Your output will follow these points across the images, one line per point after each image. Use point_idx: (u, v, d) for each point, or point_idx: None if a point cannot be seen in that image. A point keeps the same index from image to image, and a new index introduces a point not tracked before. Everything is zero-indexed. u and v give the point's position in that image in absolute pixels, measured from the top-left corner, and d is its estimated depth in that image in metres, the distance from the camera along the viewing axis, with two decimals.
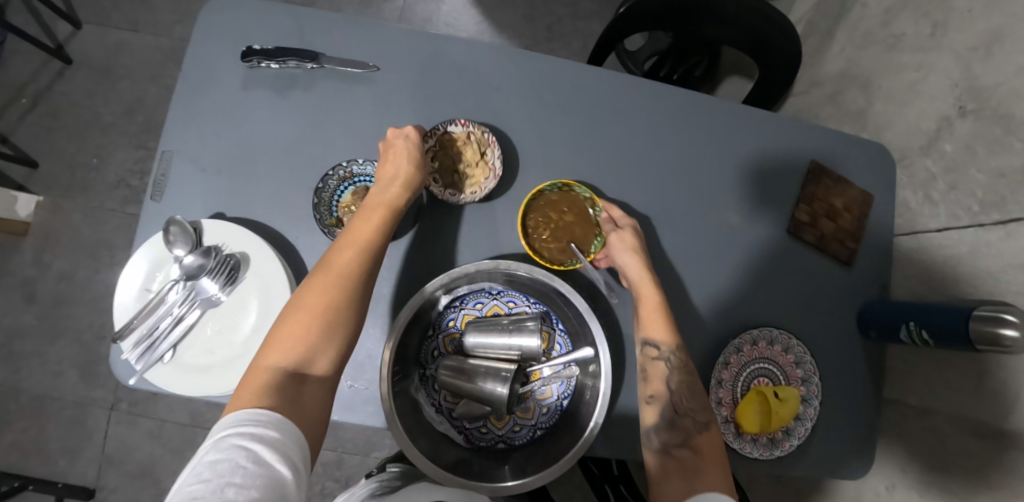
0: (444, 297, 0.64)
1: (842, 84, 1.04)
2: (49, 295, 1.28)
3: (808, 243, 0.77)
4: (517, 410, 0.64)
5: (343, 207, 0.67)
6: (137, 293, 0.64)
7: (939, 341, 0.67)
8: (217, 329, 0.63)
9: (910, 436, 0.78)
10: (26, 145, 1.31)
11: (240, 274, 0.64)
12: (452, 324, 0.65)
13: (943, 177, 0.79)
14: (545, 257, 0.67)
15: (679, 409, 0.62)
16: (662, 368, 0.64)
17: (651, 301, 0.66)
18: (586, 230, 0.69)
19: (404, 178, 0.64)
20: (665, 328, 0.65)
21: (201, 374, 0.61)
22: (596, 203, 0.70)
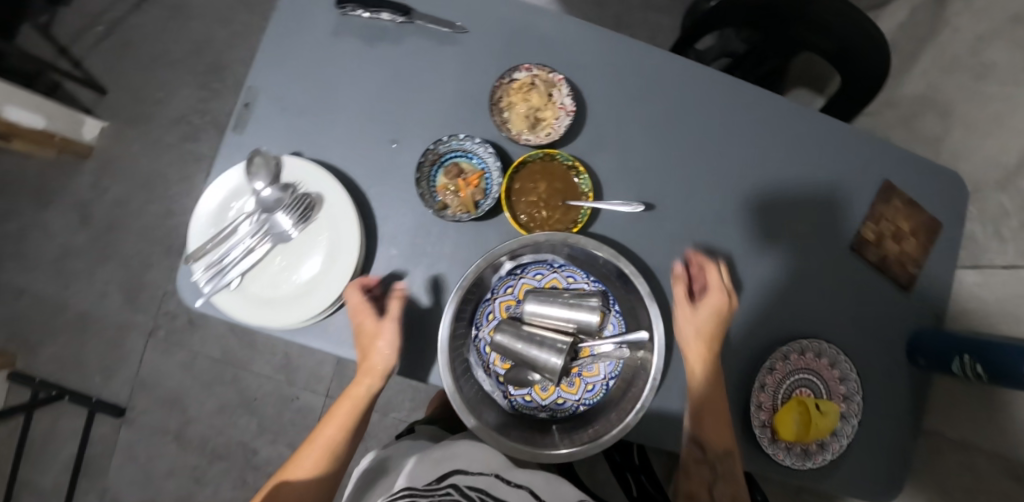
0: (507, 263, 0.65)
1: (921, 108, 1.01)
2: (103, 219, 1.32)
3: (870, 263, 0.76)
4: (563, 384, 0.65)
5: (441, 190, 0.66)
6: (211, 219, 0.66)
7: (994, 377, 0.67)
8: (285, 263, 0.65)
9: (944, 471, 0.77)
10: (97, 71, 1.34)
11: (313, 214, 0.65)
12: (510, 291, 0.66)
13: (1017, 215, 0.78)
14: (559, 224, 0.65)
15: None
16: (707, 469, 0.66)
17: (710, 409, 0.64)
18: (564, 180, 0.66)
19: (379, 368, 0.63)
20: (723, 437, 0.64)
21: (263, 306, 0.63)
22: (552, 153, 0.66)
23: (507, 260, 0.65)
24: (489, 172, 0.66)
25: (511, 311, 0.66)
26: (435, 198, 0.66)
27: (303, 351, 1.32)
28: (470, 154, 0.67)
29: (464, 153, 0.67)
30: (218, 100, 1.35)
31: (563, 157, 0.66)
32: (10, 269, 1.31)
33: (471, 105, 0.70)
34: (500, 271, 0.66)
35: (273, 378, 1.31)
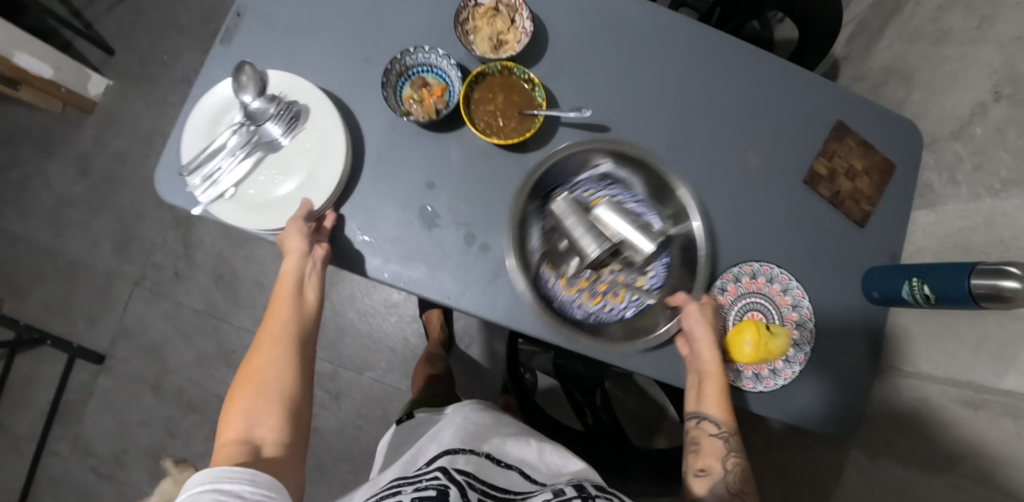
0: (604, 167, 0.75)
1: (886, 77, 1.05)
2: (102, 171, 1.37)
3: (824, 197, 0.79)
4: (586, 290, 0.73)
5: (406, 99, 0.70)
6: (199, 132, 0.68)
7: (941, 298, 0.68)
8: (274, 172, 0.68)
9: (901, 410, 0.77)
10: (108, 33, 1.42)
11: (298, 124, 0.69)
12: (590, 195, 0.74)
13: (969, 159, 0.79)
14: (513, 133, 0.69)
15: (730, 487, 0.63)
16: (718, 446, 0.65)
17: (712, 379, 0.66)
18: (522, 94, 0.70)
19: (295, 252, 0.63)
20: (724, 409, 0.65)
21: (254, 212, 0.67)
22: (509, 66, 0.69)
23: (608, 166, 0.75)
24: (451, 85, 0.70)
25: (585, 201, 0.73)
26: (399, 107, 0.70)
27: None
28: (436, 69, 0.72)
29: (430, 68, 0.72)
30: None
31: (520, 71, 0.69)
32: (7, 215, 1.35)
33: (442, 29, 0.74)
34: (596, 172, 0.75)
35: (252, 333, 1.33)
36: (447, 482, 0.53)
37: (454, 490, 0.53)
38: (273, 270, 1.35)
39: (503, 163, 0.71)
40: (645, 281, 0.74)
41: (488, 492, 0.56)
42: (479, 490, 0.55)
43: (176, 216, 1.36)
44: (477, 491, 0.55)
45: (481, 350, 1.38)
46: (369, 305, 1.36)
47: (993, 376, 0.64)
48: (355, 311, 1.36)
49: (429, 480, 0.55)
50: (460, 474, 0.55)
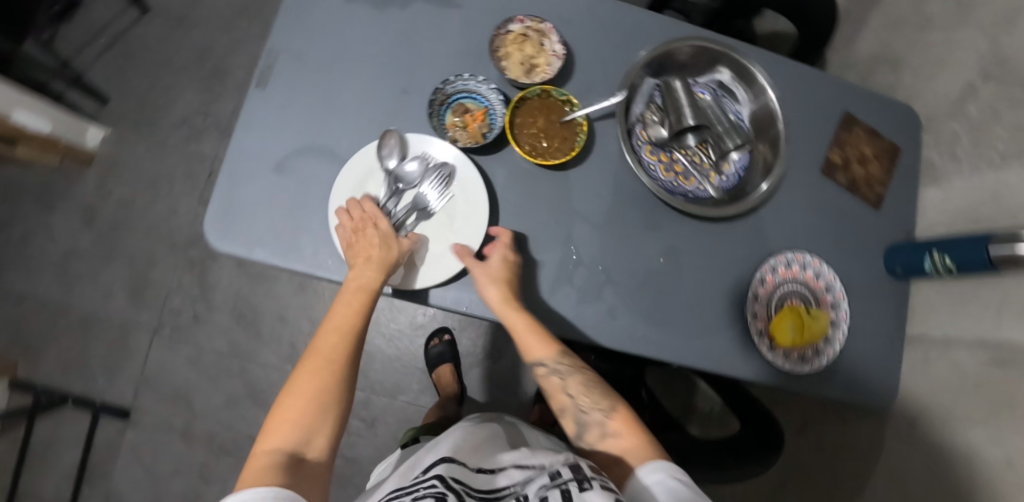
0: (725, 75, 0.78)
1: (874, 64, 1.11)
2: (107, 221, 1.35)
3: (842, 184, 0.84)
4: (664, 164, 0.76)
5: (450, 126, 0.73)
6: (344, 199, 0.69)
7: (962, 267, 0.74)
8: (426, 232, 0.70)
9: (931, 373, 0.82)
10: (100, 81, 1.40)
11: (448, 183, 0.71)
12: (700, 89, 0.77)
13: (967, 136, 0.85)
14: (557, 152, 0.72)
15: (585, 406, 0.64)
16: (557, 381, 0.67)
17: (520, 325, 0.66)
18: (562, 114, 0.72)
19: (378, 263, 0.64)
20: (547, 343, 0.66)
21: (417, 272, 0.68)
22: (547, 88, 0.72)
23: (727, 78, 0.78)
24: (492, 107, 0.73)
25: (694, 90, 0.76)
26: (446, 133, 0.72)
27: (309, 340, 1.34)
28: (475, 94, 0.74)
29: (469, 93, 0.74)
30: (219, 103, 1.41)
31: (558, 92, 0.72)
32: (13, 274, 1.31)
33: (472, 56, 0.77)
34: (713, 78, 0.79)
35: (279, 369, 1.32)
36: (444, 490, 0.49)
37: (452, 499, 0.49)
38: (294, 303, 1.35)
39: (547, 180, 0.74)
40: (717, 178, 0.77)
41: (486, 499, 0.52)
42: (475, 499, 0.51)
43: (190, 259, 1.35)
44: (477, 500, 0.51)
45: (510, 362, 1.39)
46: (394, 328, 1.37)
47: (1020, 335, 0.70)
48: (381, 336, 1.36)
49: (427, 488, 0.51)
50: (457, 483, 0.51)
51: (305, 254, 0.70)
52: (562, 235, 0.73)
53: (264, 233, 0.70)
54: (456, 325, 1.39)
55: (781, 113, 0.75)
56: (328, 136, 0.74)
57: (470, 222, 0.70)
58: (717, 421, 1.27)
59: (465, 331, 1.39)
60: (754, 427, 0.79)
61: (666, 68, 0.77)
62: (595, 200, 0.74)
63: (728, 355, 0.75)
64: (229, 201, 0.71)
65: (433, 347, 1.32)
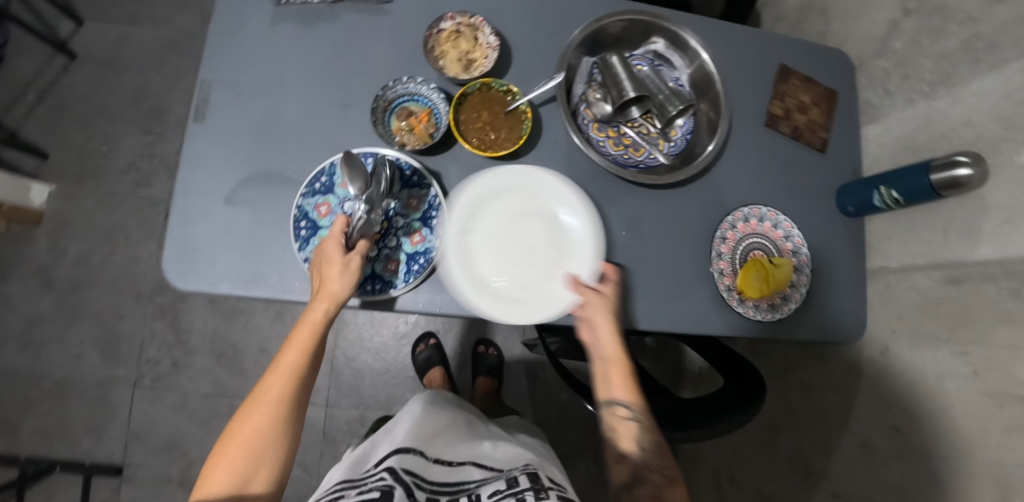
0: (659, 45, 0.79)
1: (803, 14, 1.13)
2: (66, 280, 1.30)
3: (786, 134, 0.86)
4: (612, 139, 0.77)
5: (397, 131, 0.72)
6: (306, 219, 0.70)
7: (907, 198, 0.77)
8: (398, 243, 0.69)
9: (895, 299, 0.85)
10: (34, 138, 1.34)
11: (419, 195, 0.71)
12: (637, 62, 0.79)
13: (897, 71, 0.89)
14: (506, 144, 0.71)
15: (649, 466, 0.69)
16: (630, 427, 0.71)
17: (617, 368, 0.73)
18: (505, 105, 0.72)
19: (329, 299, 0.63)
20: (631, 391, 0.73)
21: (390, 284, 0.68)
22: (487, 81, 0.72)
23: (662, 46, 0.79)
24: (435, 107, 0.72)
25: (631, 62, 0.77)
26: (393, 139, 0.72)
27: None
28: (416, 96, 0.73)
29: (411, 96, 0.73)
30: (164, 142, 1.38)
31: (497, 84, 0.72)
32: None
33: (409, 60, 0.76)
34: (647, 49, 0.80)
35: None
36: (393, 483, 0.60)
37: (400, 491, 0.59)
38: (274, 334, 1.33)
39: (501, 172, 0.74)
40: (666, 145, 0.78)
41: (435, 490, 0.63)
42: (424, 490, 0.62)
43: (159, 305, 1.32)
44: (425, 490, 0.62)
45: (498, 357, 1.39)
46: (379, 343, 1.37)
47: (968, 251, 0.74)
48: (367, 352, 1.35)
49: (377, 481, 0.61)
50: (407, 475, 0.61)
51: (269, 281, 0.69)
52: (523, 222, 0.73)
53: (225, 267, 0.69)
54: (440, 328, 1.39)
55: (716, 73, 0.76)
56: (275, 159, 0.73)
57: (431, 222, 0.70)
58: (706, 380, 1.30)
59: (449, 333, 1.39)
60: (738, 378, 0.81)
61: (601, 46, 0.78)
62: (550, 184, 0.75)
63: (700, 315, 0.77)
64: (184, 242, 0.70)
65: (421, 353, 1.32)
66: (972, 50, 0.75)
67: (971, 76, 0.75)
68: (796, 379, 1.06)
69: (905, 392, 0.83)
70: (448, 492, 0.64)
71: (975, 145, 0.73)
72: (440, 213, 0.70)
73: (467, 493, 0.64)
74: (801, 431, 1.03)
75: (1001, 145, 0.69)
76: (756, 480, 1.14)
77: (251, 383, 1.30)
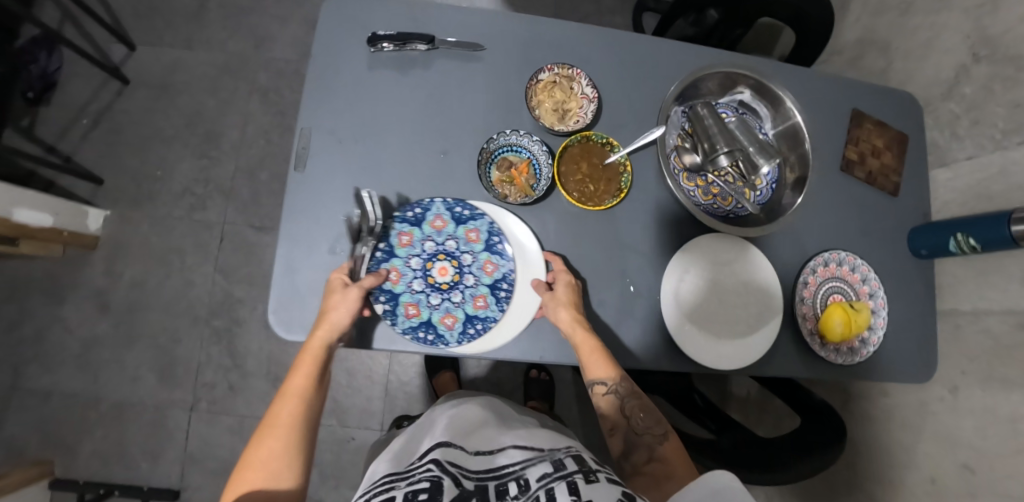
0: (745, 95, 0.82)
1: (861, 49, 1.15)
2: (123, 303, 1.31)
3: (860, 179, 0.88)
4: (701, 188, 0.80)
5: (498, 182, 0.75)
6: (385, 243, 0.71)
7: (986, 245, 0.79)
8: (462, 300, 0.71)
9: (967, 340, 0.88)
10: (91, 161, 1.36)
11: (497, 263, 0.72)
12: (725, 112, 0.81)
13: (966, 115, 0.91)
14: (606, 196, 0.75)
15: (637, 429, 0.66)
16: (613, 400, 0.67)
17: (587, 347, 0.68)
18: (603, 157, 0.76)
19: (331, 328, 0.64)
20: (606, 365, 0.67)
21: (440, 337, 0.69)
22: (586, 134, 0.75)
23: (748, 96, 0.82)
24: (535, 158, 0.75)
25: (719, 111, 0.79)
26: (494, 190, 0.74)
27: (349, 391, 1.34)
28: (515, 146, 0.76)
29: (510, 147, 0.76)
30: (218, 167, 1.39)
31: (598, 136, 0.75)
32: (33, 373, 1.27)
33: (504, 108, 0.77)
34: (733, 98, 0.82)
35: (324, 425, 1.32)
36: (440, 473, 0.58)
37: (447, 479, 0.57)
38: None
39: (595, 221, 0.76)
40: (752, 194, 0.81)
41: (481, 478, 0.60)
42: (471, 478, 0.59)
43: (214, 329, 1.32)
44: (472, 479, 0.59)
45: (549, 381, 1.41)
46: None
47: None
48: (421, 376, 1.37)
49: (423, 473, 0.59)
50: (452, 466, 0.60)
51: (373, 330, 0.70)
52: (616, 268, 0.75)
53: None
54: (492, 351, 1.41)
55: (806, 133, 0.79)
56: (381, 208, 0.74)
57: (499, 291, 0.72)
58: (755, 405, 1.32)
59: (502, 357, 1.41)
60: (820, 420, 0.85)
61: (692, 96, 0.80)
62: (643, 233, 0.77)
63: (784, 358, 0.80)
64: (292, 292, 0.71)
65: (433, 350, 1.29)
66: None
67: None
68: (857, 410, 1.08)
69: (975, 432, 0.85)
70: (494, 478, 0.60)
71: None
72: (511, 286, 0.72)
73: (514, 478, 0.59)
74: (862, 463, 1.05)
75: None
76: None
77: None
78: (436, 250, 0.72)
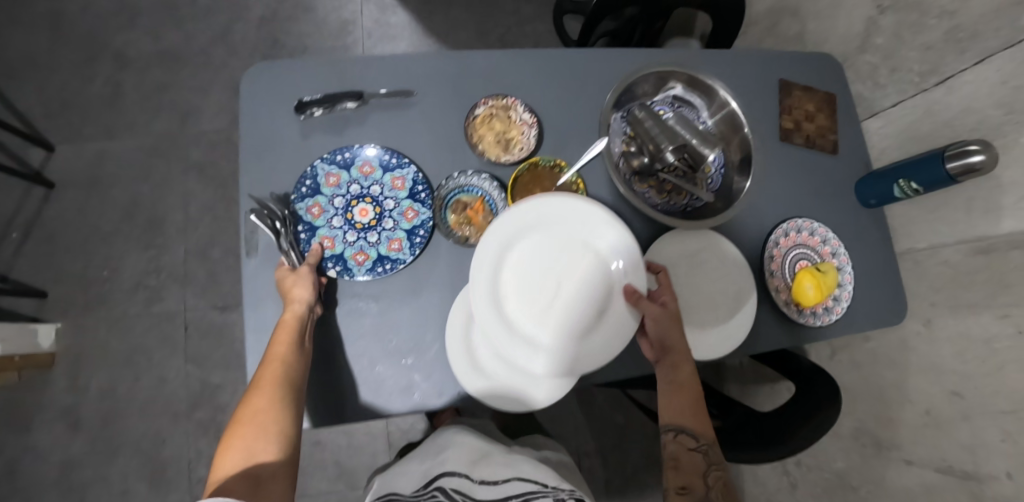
0: (678, 88, 0.84)
1: (774, 17, 1.20)
2: (96, 416, 1.24)
3: (801, 145, 0.92)
4: (655, 187, 0.81)
5: (456, 226, 0.73)
6: (302, 223, 0.72)
7: (927, 187, 0.82)
8: (395, 222, 0.73)
9: (931, 274, 0.92)
10: (30, 275, 1.28)
11: (402, 175, 0.74)
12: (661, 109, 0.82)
13: (884, 65, 0.96)
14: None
15: (712, 498, 0.67)
16: (697, 460, 0.69)
17: (688, 390, 0.71)
18: (554, 179, 0.76)
19: (300, 302, 0.66)
20: (699, 421, 0.71)
21: (398, 260, 0.72)
22: (533, 161, 0.75)
23: (680, 90, 0.84)
24: (489, 194, 0.74)
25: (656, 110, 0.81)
26: (454, 234, 0.73)
27: (352, 451, 1.30)
28: (466, 186, 0.74)
29: (461, 188, 0.74)
30: (168, 253, 1.33)
31: (544, 161, 0.75)
32: None
33: (449, 149, 0.76)
34: (668, 94, 0.84)
35: (334, 491, 1.28)
36: None
37: None
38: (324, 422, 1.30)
39: None
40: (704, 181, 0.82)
41: None
42: None
43: (198, 421, 1.27)
44: None
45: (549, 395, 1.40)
46: None
47: (993, 227, 0.81)
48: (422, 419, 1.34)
49: None
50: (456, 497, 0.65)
51: (364, 402, 0.69)
52: None
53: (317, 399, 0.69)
54: None
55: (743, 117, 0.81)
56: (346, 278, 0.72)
57: (419, 196, 0.74)
58: (750, 373, 1.34)
59: None
60: (812, 387, 0.86)
61: (627, 101, 0.81)
62: None
63: (769, 333, 0.82)
64: None
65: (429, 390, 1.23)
66: (954, 42, 0.84)
67: (959, 67, 0.83)
68: (846, 358, 1.12)
69: (955, 360, 0.89)
70: None
71: (978, 129, 0.81)
72: (425, 185, 0.74)
73: None
74: (863, 408, 1.08)
75: (1005, 128, 0.77)
76: (825, 460, 1.19)
77: (313, 477, 1.28)
78: (347, 200, 0.73)
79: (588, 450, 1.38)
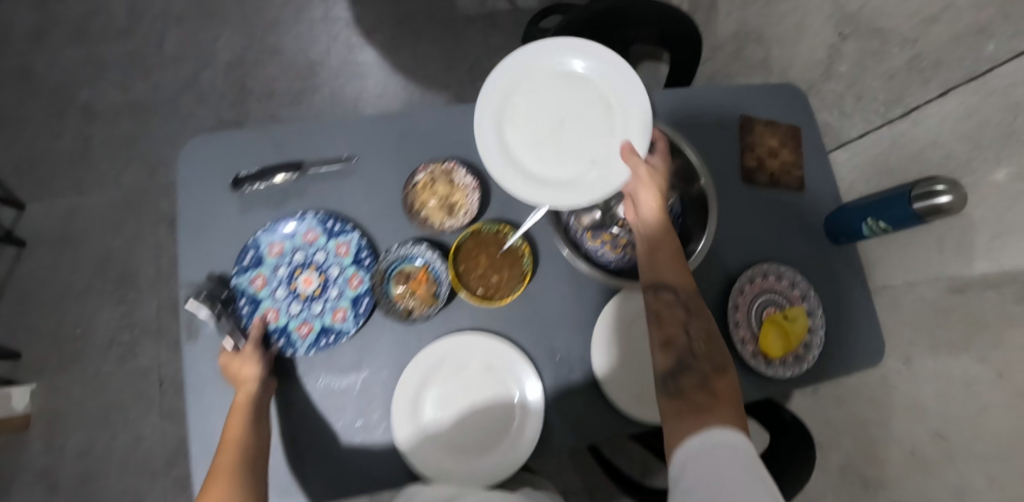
0: None
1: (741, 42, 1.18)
2: (71, 478, 1.23)
3: (765, 184, 0.89)
4: (610, 242, 0.77)
5: (399, 299, 0.71)
6: (244, 296, 0.70)
7: (895, 226, 0.77)
8: (339, 291, 0.71)
9: (908, 312, 0.88)
10: (4, 337, 1.28)
11: (346, 240, 0.72)
12: None
13: (849, 93, 0.92)
14: (512, 285, 0.73)
15: (696, 352, 0.61)
16: (678, 314, 0.64)
17: (665, 245, 0.67)
18: (500, 244, 0.73)
19: (251, 381, 0.64)
20: (681, 275, 0.66)
21: (342, 332, 0.70)
22: (476, 227, 0.73)
23: None
24: (431, 263, 0.72)
25: None
26: (397, 308, 0.70)
27: None
28: (409, 255, 0.72)
29: (404, 257, 0.72)
30: (140, 308, 1.32)
31: (487, 226, 0.73)
32: None
33: (392, 217, 0.74)
34: None
35: None
36: None
37: None
38: None
39: (512, 309, 0.74)
40: None
41: None
42: None
43: (175, 478, 1.25)
44: None
45: None
46: None
47: (965, 267, 0.77)
48: None
49: None
50: None
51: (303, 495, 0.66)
52: (544, 349, 0.73)
53: None
54: None
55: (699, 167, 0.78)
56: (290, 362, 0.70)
57: (363, 262, 0.72)
58: None
59: None
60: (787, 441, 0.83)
61: None
62: (562, 304, 0.75)
63: None
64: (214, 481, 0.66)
65: None
66: (916, 70, 0.80)
67: (923, 97, 0.79)
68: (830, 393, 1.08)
69: None
70: None
71: (946, 164, 0.76)
72: (369, 250, 0.72)
73: None
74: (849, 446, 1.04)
75: (973, 164, 0.72)
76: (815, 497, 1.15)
77: None
78: (291, 269, 0.71)
79: (575, 488, 1.35)
